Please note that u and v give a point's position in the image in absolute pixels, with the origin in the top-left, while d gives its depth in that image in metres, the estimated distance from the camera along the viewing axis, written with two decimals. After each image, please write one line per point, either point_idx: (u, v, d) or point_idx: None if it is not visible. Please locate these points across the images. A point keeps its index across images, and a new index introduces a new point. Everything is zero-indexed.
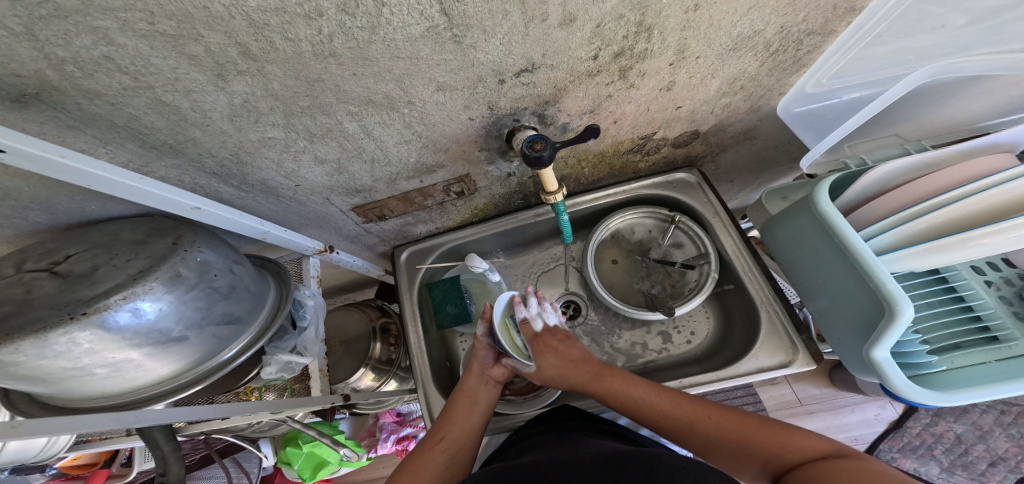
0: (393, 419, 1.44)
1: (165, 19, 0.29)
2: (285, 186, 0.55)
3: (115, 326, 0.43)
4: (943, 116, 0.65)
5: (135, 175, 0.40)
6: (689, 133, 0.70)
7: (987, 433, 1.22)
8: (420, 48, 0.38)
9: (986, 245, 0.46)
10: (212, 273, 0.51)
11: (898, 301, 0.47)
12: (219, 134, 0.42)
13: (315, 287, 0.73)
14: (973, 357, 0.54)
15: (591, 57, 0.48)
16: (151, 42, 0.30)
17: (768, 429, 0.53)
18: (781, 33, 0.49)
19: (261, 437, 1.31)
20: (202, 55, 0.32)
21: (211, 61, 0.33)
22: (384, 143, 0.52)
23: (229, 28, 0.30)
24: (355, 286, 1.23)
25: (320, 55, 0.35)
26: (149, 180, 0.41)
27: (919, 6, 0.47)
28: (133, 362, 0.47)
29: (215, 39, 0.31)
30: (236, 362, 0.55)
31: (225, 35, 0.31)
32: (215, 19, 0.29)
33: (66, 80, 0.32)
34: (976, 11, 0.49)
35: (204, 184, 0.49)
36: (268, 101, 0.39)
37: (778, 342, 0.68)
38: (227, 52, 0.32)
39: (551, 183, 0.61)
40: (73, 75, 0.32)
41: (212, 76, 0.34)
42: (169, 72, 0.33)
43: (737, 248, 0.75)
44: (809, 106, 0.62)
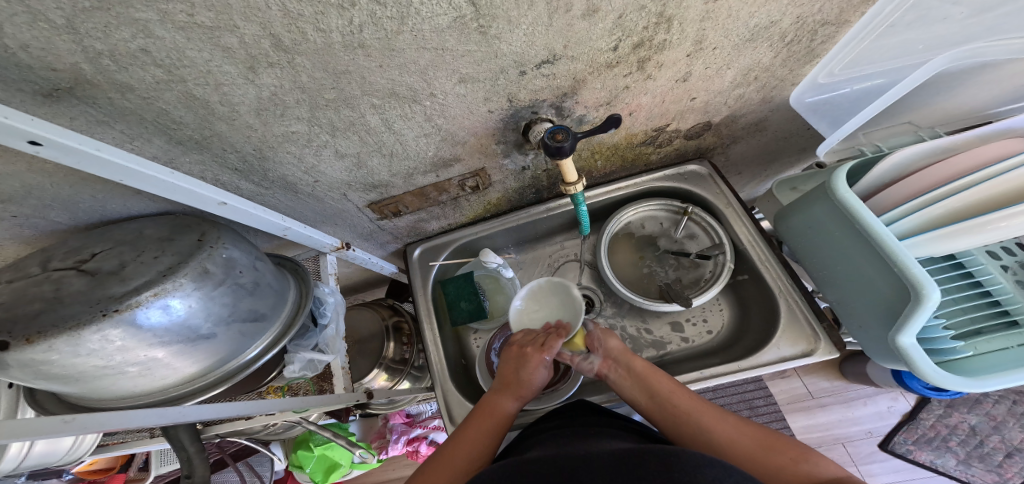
0: (403, 420, 1.45)
1: (204, 11, 0.29)
2: (304, 183, 0.55)
3: (146, 324, 0.43)
4: (957, 106, 0.64)
5: (166, 169, 0.40)
6: (702, 125, 0.70)
7: (1001, 424, 1.21)
8: (447, 39, 0.38)
9: (1005, 228, 0.46)
10: (237, 269, 0.51)
11: (924, 284, 0.46)
12: (244, 129, 0.42)
13: (333, 284, 0.73)
14: (997, 342, 0.54)
15: (611, 48, 0.48)
16: (187, 34, 0.30)
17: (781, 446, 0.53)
18: (797, 24, 0.49)
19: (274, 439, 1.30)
20: (236, 47, 0.32)
21: (244, 53, 0.33)
22: (404, 137, 0.52)
23: (264, 19, 0.31)
24: (365, 285, 1.23)
25: (349, 47, 0.35)
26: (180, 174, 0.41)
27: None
28: (163, 360, 0.46)
29: (250, 30, 0.31)
30: (261, 360, 0.55)
31: (260, 26, 0.31)
32: (252, 10, 0.30)
33: (100, 74, 0.32)
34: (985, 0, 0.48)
35: (226, 180, 0.49)
36: (295, 94, 0.39)
37: (799, 331, 0.67)
38: (261, 43, 0.33)
39: (570, 174, 0.61)
40: (108, 68, 0.32)
41: (243, 68, 0.35)
42: (202, 65, 0.33)
43: (752, 238, 0.75)
44: (823, 96, 0.61)
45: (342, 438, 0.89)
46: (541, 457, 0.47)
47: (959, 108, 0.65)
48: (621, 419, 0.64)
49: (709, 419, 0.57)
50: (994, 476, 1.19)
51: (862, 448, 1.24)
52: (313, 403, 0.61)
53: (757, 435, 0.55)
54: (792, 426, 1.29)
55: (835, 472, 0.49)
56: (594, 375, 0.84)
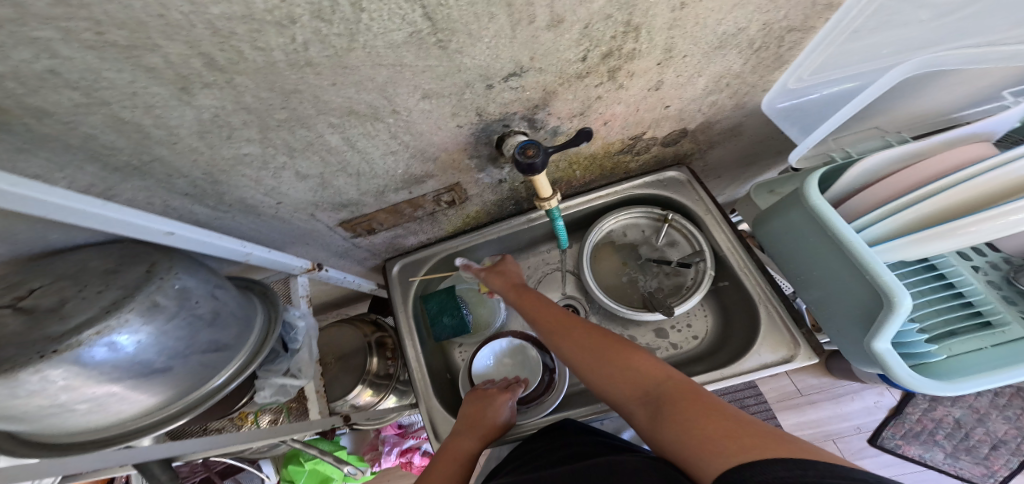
0: (394, 432, 1.39)
1: (115, 28, 0.26)
2: (266, 205, 0.52)
3: (91, 362, 0.39)
4: (922, 108, 0.65)
5: (99, 201, 0.37)
6: (678, 132, 0.70)
7: (984, 416, 1.24)
8: (404, 54, 0.36)
9: (975, 232, 0.45)
10: (193, 300, 0.47)
11: (895, 292, 0.46)
12: (188, 152, 0.39)
13: (305, 308, 0.69)
14: (970, 343, 0.54)
15: (580, 59, 0.47)
16: (100, 52, 0.27)
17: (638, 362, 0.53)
18: (764, 31, 0.48)
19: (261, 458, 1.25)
20: (162, 66, 0.30)
21: (173, 73, 0.30)
22: (370, 156, 0.50)
23: (190, 37, 0.28)
24: (346, 301, 1.19)
25: (295, 65, 0.33)
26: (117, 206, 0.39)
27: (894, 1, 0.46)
28: (116, 395, 0.43)
29: (174, 48, 0.28)
30: (227, 389, 0.51)
31: (186, 45, 0.28)
32: (172, 28, 0.27)
33: (8, 98, 0.29)
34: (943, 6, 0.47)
35: (177, 206, 0.46)
36: (240, 115, 0.36)
37: (780, 337, 0.66)
38: (191, 63, 0.30)
39: (545, 190, 0.60)
40: (15, 92, 0.28)
41: (175, 89, 0.32)
42: (126, 86, 0.30)
43: (731, 244, 0.75)
44: (792, 102, 0.61)
45: (329, 454, 0.84)
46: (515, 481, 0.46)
47: (922, 110, 0.66)
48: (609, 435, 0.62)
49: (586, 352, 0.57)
50: (983, 469, 1.20)
51: (853, 443, 1.24)
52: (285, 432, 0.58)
53: (615, 345, 0.56)
54: (783, 424, 1.29)
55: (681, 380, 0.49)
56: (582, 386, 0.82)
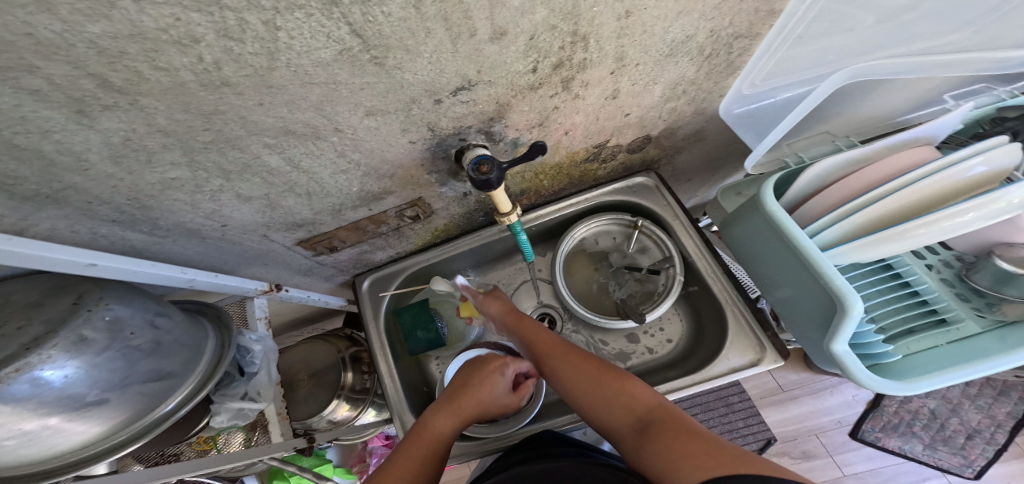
0: (381, 442, 1.35)
1: None
2: (209, 227, 0.50)
3: (12, 399, 0.36)
4: (872, 111, 0.66)
5: (3, 236, 0.35)
6: (642, 139, 0.69)
7: (958, 406, 1.28)
8: (336, 72, 0.35)
9: (922, 235, 0.46)
10: (127, 331, 0.45)
11: (847, 296, 0.46)
12: (105, 178, 0.37)
13: (263, 330, 0.66)
14: (928, 341, 0.55)
15: (530, 70, 0.46)
16: None
17: (615, 379, 0.55)
18: (712, 38, 0.48)
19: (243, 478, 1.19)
20: (47, 89, 0.27)
21: (63, 96, 0.28)
22: (317, 175, 0.48)
23: (71, 57, 0.26)
24: (320, 318, 1.16)
25: (210, 85, 0.31)
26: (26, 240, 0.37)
27: (834, 7, 0.46)
28: (51, 428, 0.40)
29: (58, 70, 0.26)
30: (177, 416, 0.49)
31: (69, 65, 0.26)
32: (47, 47, 0.25)
33: None
34: (883, 11, 0.48)
35: (106, 233, 0.44)
36: (157, 138, 0.34)
37: (747, 341, 0.66)
38: (81, 85, 0.28)
39: (504, 204, 0.60)
40: None
41: (71, 112, 0.29)
42: (11, 111, 0.28)
43: (699, 249, 0.75)
44: (749, 106, 0.62)
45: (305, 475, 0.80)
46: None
47: (870, 115, 0.67)
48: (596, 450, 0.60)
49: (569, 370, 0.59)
50: (960, 460, 1.21)
51: (835, 438, 1.26)
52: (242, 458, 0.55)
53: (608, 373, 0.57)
54: (767, 421, 1.30)
55: (649, 400, 0.52)
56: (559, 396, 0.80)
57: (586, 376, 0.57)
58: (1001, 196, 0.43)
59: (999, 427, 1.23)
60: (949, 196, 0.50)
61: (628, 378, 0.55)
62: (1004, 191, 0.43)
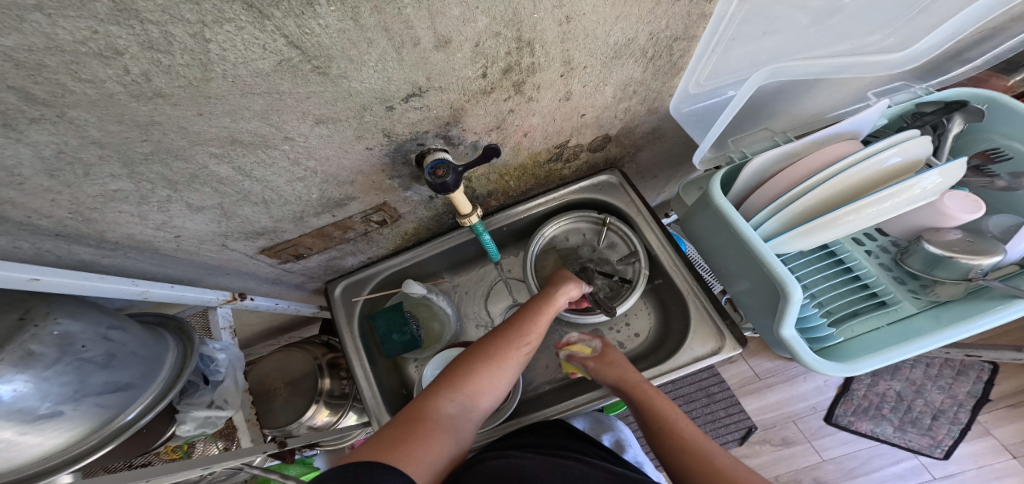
0: None
1: None
2: (161, 239, 0.50)
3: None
4: (808, 109, 0.70)
5: None
6: (602, 138, 0.71)
7: (922, 388, 1.34)
8: (278, 81, 0.36)
9: (853, 221, 0.49)
10: (78, 344, 0.45)
11: (787, 282, 0.49)
12: (42, 192, 0.36)
13: (228, 339, 0.66)
14: (870, 323, 0.58)
15: (480, 76, 0.47)
16: None
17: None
18: (652, 40, 0.51)
19: None
20: None
21: None
22: (273, 183, 0.48)
23: None
24: (296, 326, 1.15)
25: (141, 96, 0.32)
26: None
27: (760, 10, 0.49)
28: (3, 442, 0.39)
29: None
30: (140, 424, 0.49)
31: None
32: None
33: None
34: (809, 13, 0.51)
35: (51, 247, 0.43)
36: (92, 150, 0.35)
37: (708, 330, 0.69)
38: (2, 98, 0.28)
39: (464, 205, 0.61)
40: None
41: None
42: None
43: (661, 243, 0.77)
44: (695, 105, 0.64)
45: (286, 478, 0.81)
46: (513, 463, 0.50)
47: (808, 112, 0.72)
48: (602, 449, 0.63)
49: (704, 455, 0.54)
50: (930, 440, 1.26)
51: (812, 423, 1.30)
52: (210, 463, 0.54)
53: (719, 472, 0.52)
54: (746, 410, 1.35)
55: None
56: (536, 392, 0.82)
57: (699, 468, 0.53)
58: (916, 184, 0.48)
59: (961, 407, 1.29)
60: (875, 184, 0.53)
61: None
62: (918, 178, 0.47)
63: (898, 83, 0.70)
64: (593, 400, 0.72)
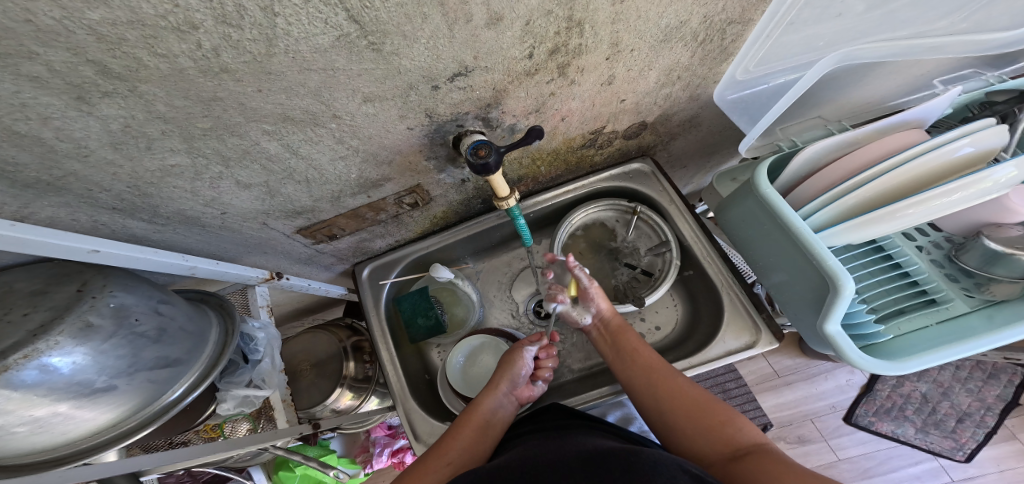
0: (385, 433, 1.33)
1: None
2: (208, 215, 0.51)
3: (22, 385, 0.37)
4: (861, 97, 0.68)
5: (6, 222, 0.36)
6: (638, 125, 0.70)
7: (948, 390, 1.30)
8: (334, 58, 0.35)
9: (912, 215, 0.47)
10: (133, 318, 0.46)
11: (839, 276, 0.48)
12: (104, 165, 0.37)
13: (266, 317, 0.68)
14: (917, 321, 0.57)
15: (527, 56, 0.46)
16: None
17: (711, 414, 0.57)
18: (705, 23, 0.49)
19: (252, 465, 1.17)
20: (47, 76, 0.28)
21: (63, 83, 0.29)
22: (317, 162, 0.49)
23: (72, 43, 0.26)
24: (321, 306, 1.17)
25: (208, 71, 0.32)
26: (26, 225, 0.37)
27: None
28: (60, 416, 0.42)
29: (57, 56, 0.27)
30: (184, 402, 0.50)
31: (69, 52, 0.27)
32: (46, 34, 0.25)
33: None
34: None
35: (107, 220, 0.44)
36: (156, 125, 0.35)
37: (743, 323, 0.68)
38: (81, 71, 0.28)
39: (502, 188, 0.61)
40: None
41: (71, 99, 0.30)
42: (11, 97, 0.28)
43: (695, 233, 0.76)
44: (742, 92, 0.62)
45: (312, 460, 0.83)
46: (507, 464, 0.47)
47: (860, 101, 0.69)
48: (605, 424, 0.62)
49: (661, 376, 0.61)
50: (952, 443, 1.24)
51: (829, 422, 1.30)
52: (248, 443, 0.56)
53: (696, 402, 0.58)
54: (763, 407, 1.34)
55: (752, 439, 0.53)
56: (560, 381, 0.82)
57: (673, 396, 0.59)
58: (987, 176, 0.45)
59: (988, 410, 1.26)
60: (934, 179, 0.51)
61: (724, 409, 0.57)
62: (990, 171, 0.45)
63: (967, 70, 0.67)
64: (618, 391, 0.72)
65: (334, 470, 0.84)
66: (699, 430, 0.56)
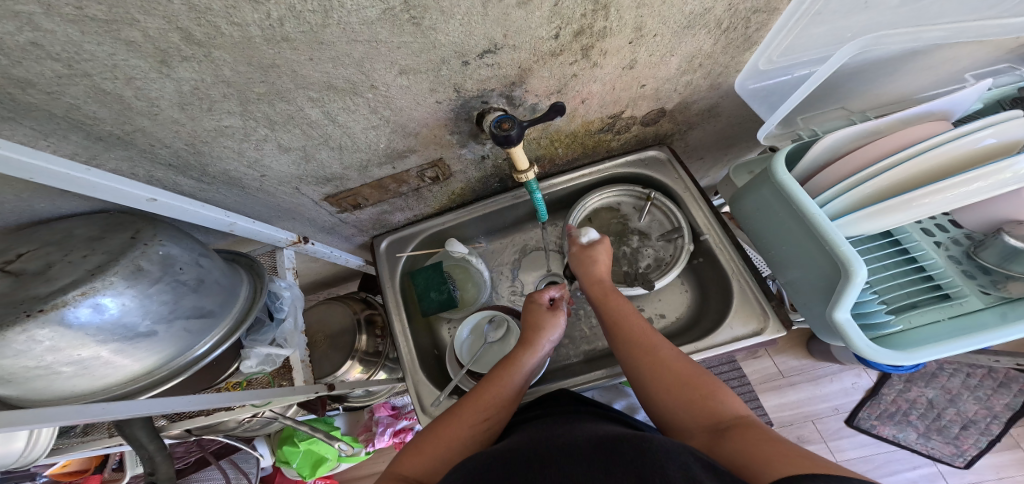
0: (388, 413, 1.38)
1: (94, 3, 0.29)
2: (249, 177, 0.55)
3: (76, 323, 0.41)
4: (888, 91, 0.69)
5: (82, 166, 0.40)
6: (656, 112, 0.71)
7: (957, 396, 1.28)
8: (378, 31, 0.38)
9: (929, 204, 0.48)
10: (177, 266, 0.49)
11: (852, 262, 0.49)
12: (169, 123, 0.42)
13: (291, 279, 0.72)
14: (929, 315, 0.58)
15: (552, 37, 0.48)
16: (81, 27, 0.30)
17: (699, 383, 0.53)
18: (730, 11, 0.50)
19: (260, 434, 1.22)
20: (140, 40, 0.32)
21: (151, 47, 0.33)
22: (351, 129, 0.52)
23: (167, 13, 0.30)
24: (339, 280, 1.22)
25: (272, 40, 0.36)
26: (97, 171, 0.41)
27: None
28: (102, 359, 0.44)
29: (152, 23, 0.31)
30: (211, 356, 0.52)
31: (164, 20, 0.31)
32: (149, 3, 0.29)
33: None
34: None
35: (161, 176, 0.49)
36: (220, 88, 0.39)
37: (751, 311, 0.70)
38: (169, 37, 0.32)
39: (522, 161, 0.64)
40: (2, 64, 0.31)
41: (155, 62, 0.35)
42: (106, 58, 0.33)
43: (708, 221, 0.78)
44: (764, 83, 0.63)
45: (319, 431, 0.88)
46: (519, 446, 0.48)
47: (888, 95, 0.70)
48: (604, 409, 0.65)
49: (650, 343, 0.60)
50: (953, 449, 1.25)
51: (830, 424, 1.32)
52: (268, 395, 0.59)
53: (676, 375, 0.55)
54: (764, 406, 1.36)
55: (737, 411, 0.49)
56: (564, 362, 0.86)
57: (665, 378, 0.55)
58: (1006, 167, 0.46)
59: (994, 418, 1.26)
60: (951, 171, 0.53)
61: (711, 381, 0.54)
62: (1010, 162, 0.46)
63: (1002, 65, 0.67)
64: (617, 374, 0.75)
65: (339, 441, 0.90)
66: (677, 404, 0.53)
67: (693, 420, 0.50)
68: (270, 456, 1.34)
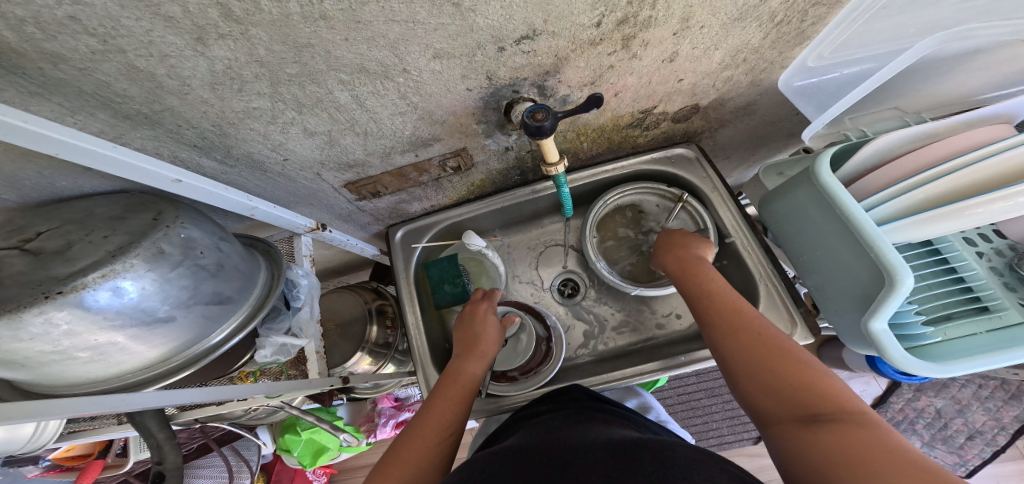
0: (391, 404, 1.39)
1: None
2: (272, 160, 0.53)
3: (94, 307, 0.39)
4: (947, 91, 0.65)
5: (108, 143, 0.39)
6: (689, 107, 0.69)
7: (965, 407, 1.26)
8: (417, 11, 0.36)
9: (983, 214, 0.46)
10: (198, 250, 0.48)
11: (898, 271, 0.47)
12: (199, 103, 0.40)
13: (308, 266, 0.71)
14: (965, 328, 0.56)
15: (594, 24, 0.46)
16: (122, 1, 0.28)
17: (799, 369, 0.45)
18: (786, 3, 0.48)
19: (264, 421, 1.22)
20: (179, 16, 0.31)
21: (190, 23, 0.31)
22: (378, 115, 0.50)
23: None
24: (350, 268, 1.21)
25: (310, 18, 0.34)
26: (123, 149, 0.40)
27: None
28: (118, 344, 0.43)
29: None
30: (226, 346, 0.51)
31: None
32: None
33: (27, 42, 0.30)
34: None
35: (185, 157, 0.48)
36: (252, 68, 0.37)
37: (778, 317, 0.69)
38: (208, 13, 0.31)
39: (552, 154, 0.61)
40: (35, 37, 0.30)
41: (191, 39, 0.33)
42: (142, 35, 0.31)
43: (736, 223, 0.76)
44: (810, 80, 0.61)
45: (325, 421, 0.88)
46: (537, 449, 0.46)
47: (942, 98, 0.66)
48: (614, 405, 0.64)
49: (743, 322, 0.53)
50: (955, 458, 1.26)
51: None
52: (281, 388, 0.57)
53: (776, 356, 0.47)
54: None
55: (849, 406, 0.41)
56: (576, 360, 0.85)
57: (759, 361, 0.48)
58: None
59: (1001, 430, 1.23)
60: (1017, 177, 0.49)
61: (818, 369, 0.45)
62: None
63: None
64: (629, 377, 0.74)
65: (345, 432, 0.90)
66: (765, 391, 0.46)
67: (779, 407, 0.44)
68: (272, 443, 1.35)
